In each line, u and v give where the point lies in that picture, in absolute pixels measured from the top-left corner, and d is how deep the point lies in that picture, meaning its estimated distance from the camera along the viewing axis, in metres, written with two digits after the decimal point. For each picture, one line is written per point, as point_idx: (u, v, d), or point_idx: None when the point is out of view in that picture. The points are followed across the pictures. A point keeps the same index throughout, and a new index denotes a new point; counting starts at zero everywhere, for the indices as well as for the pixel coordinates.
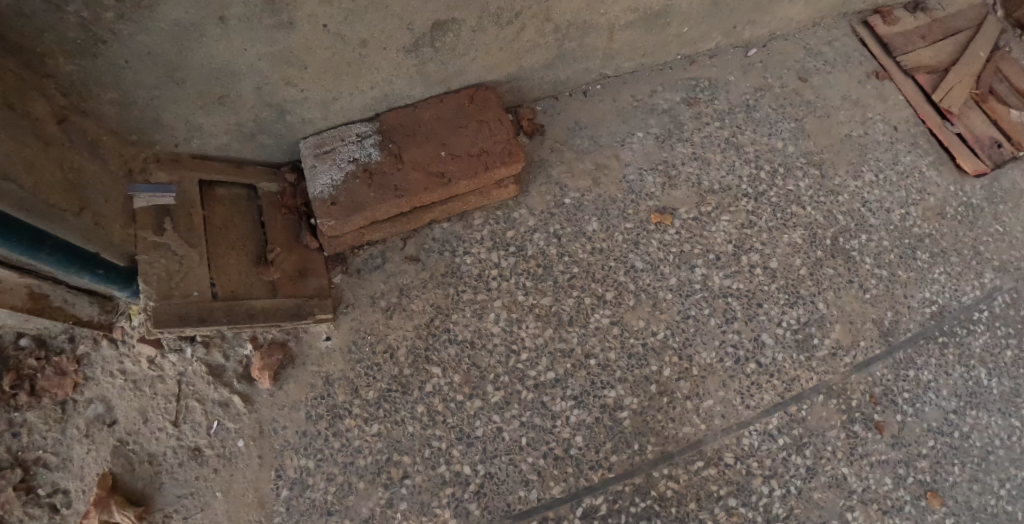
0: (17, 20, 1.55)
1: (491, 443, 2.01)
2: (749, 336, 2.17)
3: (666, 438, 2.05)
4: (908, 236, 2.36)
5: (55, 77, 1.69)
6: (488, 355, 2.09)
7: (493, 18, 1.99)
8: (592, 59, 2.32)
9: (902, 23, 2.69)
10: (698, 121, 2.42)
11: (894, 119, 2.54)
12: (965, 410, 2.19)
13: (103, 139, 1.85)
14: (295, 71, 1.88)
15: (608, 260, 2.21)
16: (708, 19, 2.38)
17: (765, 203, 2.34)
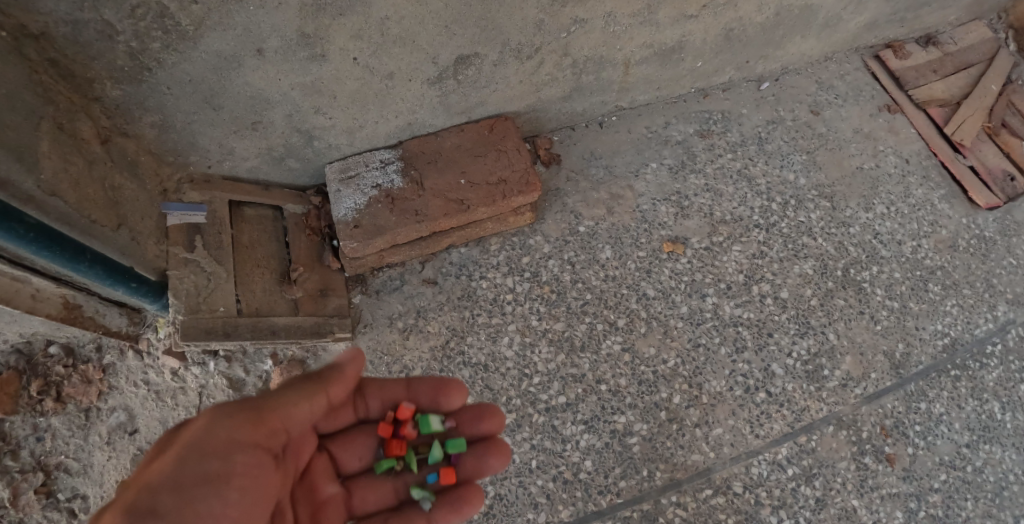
0: (71, 48, 1.66)
1: (502, 464, 2.04)
2: (759, 366, 2.19)
3: (675, 465, 2.07)
4: (920, 269, 2.38)
5: (101, 100, 1.80)
6: (501, 377, 2.14)
7: (514, 53, 2.08)
8: (608, 92, 2.40)
9: (913, 58, 2.75)
10: (711, 152, 2.48)
11: (906, 152, 2.57)
12: (978, 444, 2.18)
13: (141, 159, 1.97)
14: (325, 99, 1.97)
15: (620, 287, 2.26)
16: (721, 54, 2.44)
17: (776, 233, 2.37)
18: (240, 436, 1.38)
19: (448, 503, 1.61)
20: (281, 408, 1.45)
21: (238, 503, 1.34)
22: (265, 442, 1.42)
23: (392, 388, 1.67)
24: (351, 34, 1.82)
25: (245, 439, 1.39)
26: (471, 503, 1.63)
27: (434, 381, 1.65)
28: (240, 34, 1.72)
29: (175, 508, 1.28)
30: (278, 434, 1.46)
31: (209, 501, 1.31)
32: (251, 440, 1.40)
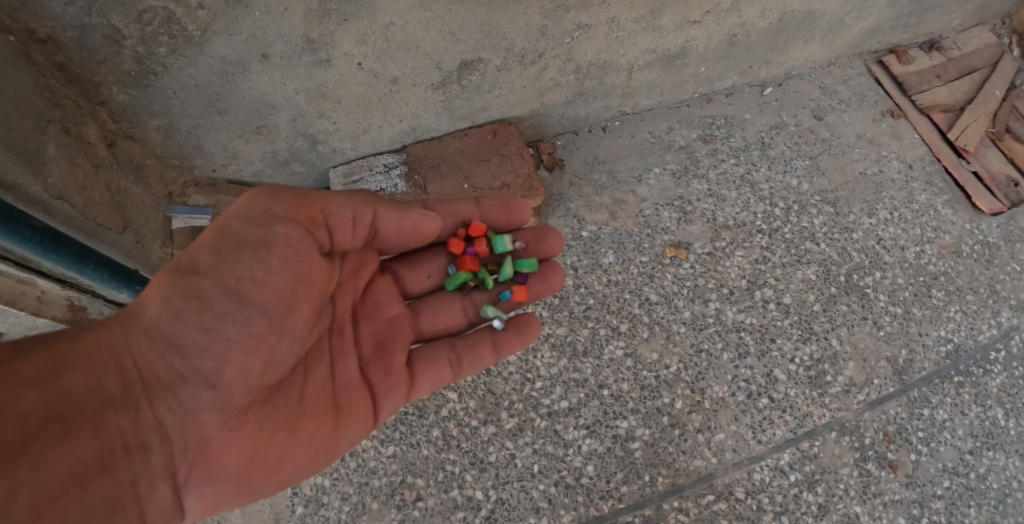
0: (79, 52, 1.67)
1: (504, 469, 2.04)
2: (762, 372, 2.19)
3: (677, 471, 2.07)
4: (923, 275, 2.38)
5: (108, 104, 1.81)
6: (504, 382, 2.14)
7: (517, 58, 2.09)
8: (611, 97, 2.41)
9: (917, 63, 2.75)
10: (714, 157, 2.48)
11: (909, 158, 2.57)
12: (981, 451, 2.18)
13: (147, 162, 2.00)
14: (329, 104, 1.98)
15: (623, 292, 2.26)
16: (725, 59, 2.45)
17: (779, 239, 2.37)
18: (283, 225, 1.46)
19: (516, 326, 1.75)
20: (326, 212, 1.55)
21: (274, 285, 1.44)
22: (312, 235, 1.51)
23: (462, 207, 1.78)
24: (356, 39, 1.83)
25: (294, 223, 1.48)
26: (528, 333, 1.77)
27: (511, 211, 1.81)
28: (246, 39, 1.74)
29: (225, 274, 1.40)
30: (325, 233, 1.55)
31: (252, 281, 1.41)
32: (292, 231, 1.47)
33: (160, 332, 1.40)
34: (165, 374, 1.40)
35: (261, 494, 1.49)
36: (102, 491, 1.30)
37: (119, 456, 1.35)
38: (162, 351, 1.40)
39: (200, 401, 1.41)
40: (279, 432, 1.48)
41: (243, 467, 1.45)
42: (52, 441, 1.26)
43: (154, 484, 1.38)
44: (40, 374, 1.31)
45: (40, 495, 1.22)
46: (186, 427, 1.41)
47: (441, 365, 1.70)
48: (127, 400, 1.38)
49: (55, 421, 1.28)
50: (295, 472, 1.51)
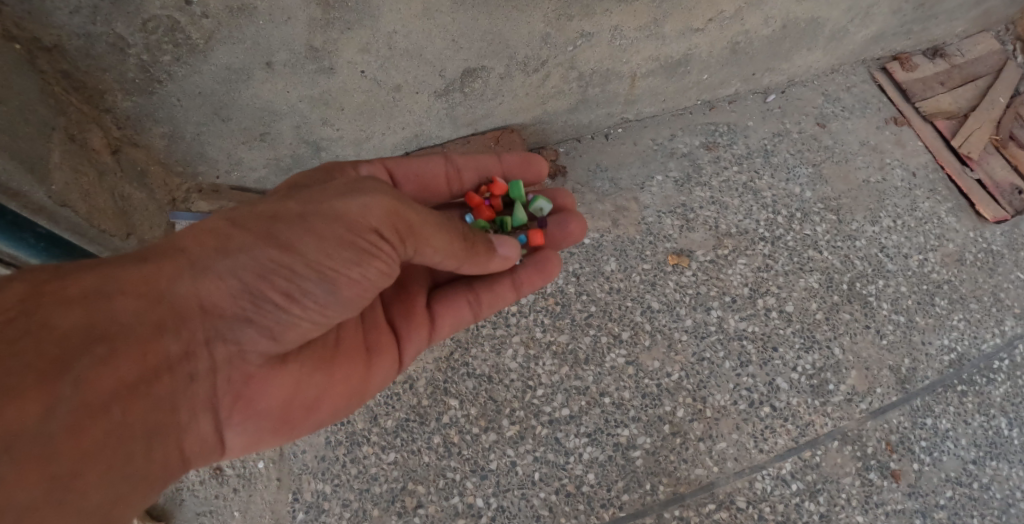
0: (84, 61, 1.68)
1: (505, 476, 2.04)
2: (764, 380, 2.19)
3: (678, 479, 2.06)
4: (926, 283, 2.37)
5: (112, 112, 1.82)
6: (505, 389, 2.14)
7: (520, 66, 2.09)
8: (614, 104, 2.41)
9: (920, 70, 2.75)
10: (717, 165, 2.48)
11: (913, 165, 2.56)
12: (984, 460, 2.17)
13: (151, 169, 2.02)
14: (332, 111, 1.99)
15: (625, 300, 2.26)
16: (728, 66, 2.44)
17: (782, 247, 2.37)
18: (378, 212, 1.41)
19: (534, 263, 1.82)
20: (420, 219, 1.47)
21: (352, 252, 1.38)
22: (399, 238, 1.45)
23: (485, 161, 1.93)
24: (359, 47, 1.83)
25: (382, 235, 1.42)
26: (550, 272, 1.85)
27: (524, 168, 1.97)
28: (249, 47, 1.74)
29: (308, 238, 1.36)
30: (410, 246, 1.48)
31: (331, 247, 1.37)
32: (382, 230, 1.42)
33: (232, 272, 1.33)
34: (227, 310, 1.34)
35: (295, 430, 1.57)
36: (145, 413, 1.25)
37: (167, 379, 1.28)
38: (229, 285, 1.33)
39: (254, 339, 1.38)
40: (315, 374, 1.54)
41: (281, 405, 1.50)
42: (97, 361, 1.17)
43: (195, 412, 1.36)
44: (94, 293, 1.22)
45: (79, 414, 1.14)
46: (237, 362, 1.39)
47: (460, 306, 1.79)
48: (185, 327, 1.29)
49: (102, 340, 1.19)
50: (329, 410, 1.59)
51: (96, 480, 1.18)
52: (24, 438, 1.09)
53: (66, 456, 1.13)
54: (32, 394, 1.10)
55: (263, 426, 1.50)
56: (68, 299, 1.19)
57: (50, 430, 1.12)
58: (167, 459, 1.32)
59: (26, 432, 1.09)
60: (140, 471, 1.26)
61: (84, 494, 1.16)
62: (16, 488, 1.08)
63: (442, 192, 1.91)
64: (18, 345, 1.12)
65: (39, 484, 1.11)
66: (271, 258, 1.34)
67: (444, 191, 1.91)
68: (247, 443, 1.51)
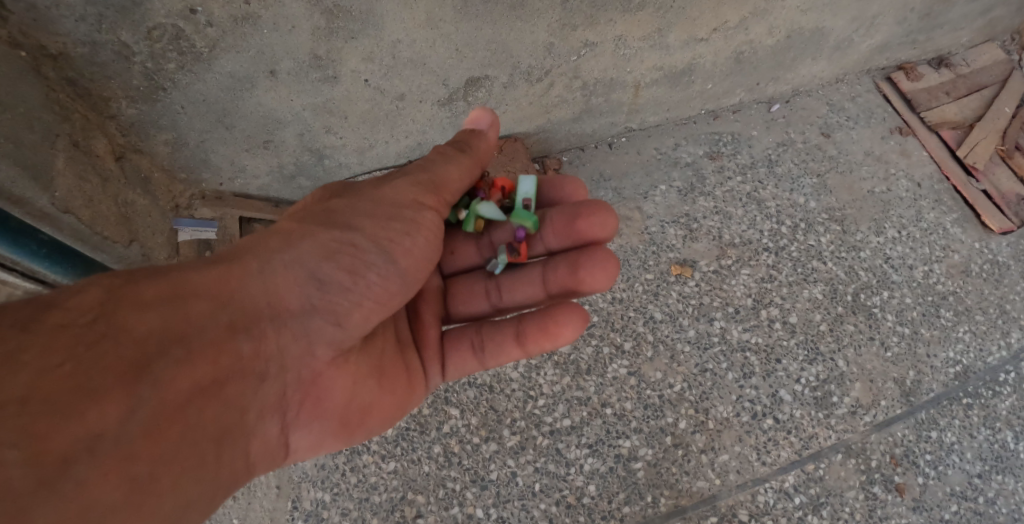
0: (89, 68, 1.68)
1: (505, 487, 2.03)
2: (767, 392, 2.17)
3: (680, 492, 2.05)
4: (931, 294, 2.35)
5: (117, 118, 1.82)
6: (506, 399, 2.13)
7: (524, 75, 2.09)
8: (617, 113, 2.41)
9: (925, 80, 2.74)
10: (720, 175, 2.47)
11: (918, 176, 2.55)
12: (990, 474, 2.14)
13: (155, 175, 2.02)
14: (336, 120, 1.99)
15: (627, 310, 2.25)
16: (731, 76, 2.44)
17: (786, 257, 2.35)
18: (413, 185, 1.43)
19: (539, 322, 1.58)
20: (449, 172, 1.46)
21: (402, 234, 1.40)
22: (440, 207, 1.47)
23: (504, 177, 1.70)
24: (363, 56, 1.83)
25: (425, 203, 1.44)
26: (558, 337, 1.58)
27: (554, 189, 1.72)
28: (254, 56, 1.75)
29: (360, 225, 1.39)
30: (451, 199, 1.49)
31: (386, 225, 1.40)
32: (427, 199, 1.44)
33: (291, 265, 1.35)
34: (292, 306, 1.35)
35: (352, 436, 1.54)
36: (220, 410, 1.25)
37: (239, 378, 1.28)
38: (291, 278, 1.35)
39: (320, 336, 1.38)
40: (371, 381, 1.50)
41: (342, 408, 1.47)
42: (175, 361, 1.19)
43: (263, 413, 1.35)
44: (169, 290, 1.23)
45: (156, 414, 1.16)
46: (301, 360, 1.38)
47: (464, 348, 1.66)
48: (255, 324, 1.31)
49: (179, 339, 1.20)
50: (381, 420, 1.55)
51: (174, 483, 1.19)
52: (106, 436, 1.10)
53: (146, 458, 1.15)
54: (116, 394, 1.11)
55: (327, 430, 1.47)
56: (147, 295, 1.20)
57: (130, 430, 1.13)
58: (236, 460, 1.31)
59: (107, 430, 1.10)
60: (212, 474, 1.26)
61: (161, 496, 1.17)
62: (100, 490, 1.09)
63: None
64: (100, 344, 1.12)
65: (118, 485, 1.11)
66: (334, 246, 1.37)
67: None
68: (308, 448, 1.48)
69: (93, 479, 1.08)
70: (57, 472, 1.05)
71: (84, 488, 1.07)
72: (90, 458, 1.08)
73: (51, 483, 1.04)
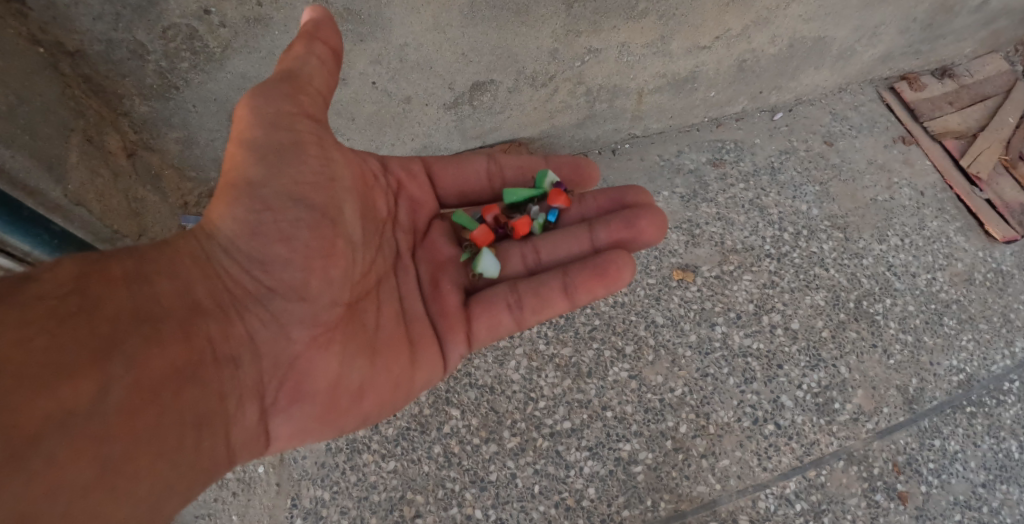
0: (105, 66, 1.73)
1: (504, 488, 2.03)
2: (768, 397, 2.16)
3: (679, 496, 2.04)
4: (934, 302, 2.35)
5: (130, 116, 1.87)
6: (507, 400, 2.14)
7: (528, 80, 2.13)
8: (621, 120, 2.44)
9: (928, 90, 2.75)
10: (723, 182, 2.48)
11: (921, 185, 2.55)
12: (994, 484, 2.12)
13: (165, 173, 2.06)
14: (343, 122, 2.05)
15: (629, 314, 2.26)
16: (734, 84, 2.46)
17: (787, 263, 2.36)
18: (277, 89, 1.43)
19: (590, 266, 1.62)
20: (308, 75, 1.46)
21: (321, 185, 1.50)
22: (322, 123, 1.50)
23: (530, 160, 1.88)
24: (371, 59, 1.88)
25: (298, 111, 1.45)
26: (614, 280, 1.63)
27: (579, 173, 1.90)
28: (264, 57, 1.79)
29: (272, 179, 1.44)
30: (325, 112, 1.52)
31: (294, 177, 1.45)
32: (303, 107, 1.46)
33: (239, 249, 1.46)
34: (252, 291, 1.47)
35: (343, 421, 1.53)
36: (193, 394, 1.33)
37: (209, 363, 1.38)
38: (243, 263, 1.47)
39: (286, 311, 1.47)
40: (358, 356, 1.52)
41: (326, 389, 1.48)
42: (145, 340, 1.30)
43: (241, 399, 1.41)
44: (135, 276, 1.36)
45: (129, 393, 1.25)
46: (275, 342, 1.47)
47: (496, 308, 1.65)
48: (218, 310, 1.43)
49: (146, 322, 1.33)
50: (375, 400, 1.54)
51: (149, 465, 1.25)
52: (77, 413, 1.19)
53: (118, 435, 1.22)
54: (88, 371, 1.22)
55: (312, 415, 1.48)
56: (114, 280, 1.33)
57: (104, 408, 1.22)
58: (215, 448, 1.36)
59: (78, 407, 1.19)
60: (190, 458, 1.31)
61: (136, 477, 1.23)
62: (72, 467, 1.16)
63: (482, 188, 1.88)
64: (72, 323, 1.24)
65: (90, 463, 1.18)
66: (263, 214, 1.44)
67: (476, 182, 1.87)
68: (296, 434, 1.49)
69: (64, 454, 1.16)
70: (25, 448, 1.13)
71: (55, 462, 1.15)
72: (60, 433, 1.16)
73: (21, 459, 1.12)
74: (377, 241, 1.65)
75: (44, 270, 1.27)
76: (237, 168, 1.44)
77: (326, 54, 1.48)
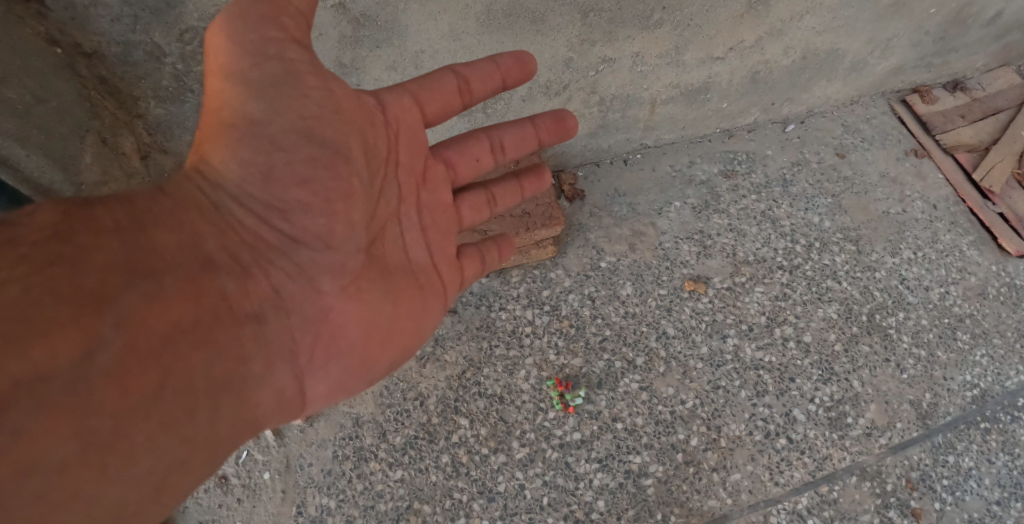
0: (121, 67, 1.72)
1: (513, 500, 2.01)
2: (780, 411, 2.15)
3: (690, 510, 2.02)
4: (948, 316, 2.33)
5: (144, 118, 1.87)
6: (516, 410, 2.12)
7: (542, 89, 2.13)
8: (633, 130, 2.44)
9: (941, 103, 2.75)
10: (735, 193, 2.48)
11: (933, 198, 2.55)
12: (1009, 502, 2.08)
13: (177, 176, 2.06)
14: None
15: (640, 325, 2.24)
16: (747, 95, 2.46)
17: (800, 276, 2.35)
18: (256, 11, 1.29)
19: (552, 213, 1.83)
20: None
21: (328, 120, 1.41)
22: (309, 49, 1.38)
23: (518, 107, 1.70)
24: (386, 65, 1.89)
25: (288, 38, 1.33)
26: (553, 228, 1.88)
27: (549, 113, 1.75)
28: None
29: (276, 117, 1.35)
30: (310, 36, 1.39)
31: (296, 115, 1.36)
32: (288, 32, 1.33)
33: (251, 198, 1.38)
34: (270, 242, 1.40)
35: (368, 369, 1.50)
36: (199, 352, 1.28)
37: (217, 320, 1.31)
38: (255, 212, 1.39)
39: (302, 261, 1.42)
40: (385, 302, 1.50)
41: (359, 340, 1.47)
42: (140, 297, 1.23)
43: (269, 360, 1.36)
44: (130, 227, 1.28)
45: (122, 353, 1.18)
46: (299, 296, 1.41)
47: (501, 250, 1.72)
48: (233, 265, 1.36)
49: (143, 276, 1.25)
50: (398, 348, 1.53)
51: (147, 437, 1.20)
52: (55, 378, 1.11)
53: (106, 401, 1.16)
54: (72, 329, 1.14)
55: (338, 364, 1.45)
56: (105, 230, 1.24)
57: (90, 371, 1.15)
58: (234, 410, 1.31)
59: (57, 370, 1.12)
60: (202, 426, 1.26)
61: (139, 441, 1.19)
62: (52, 438, 1.10)
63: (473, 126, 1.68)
64: (52, 276, 1.16)
65: (74, 435, 1.12)
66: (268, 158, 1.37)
67: (456, 105, 1.64)
68: (327, 389, 1.45)
69: (39, 425, 1.09)
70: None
71: (29, 435, 1.08)
72: (35, 401, 1.09)
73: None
74: (386, 188, 1.54)
75: (24, 215, 1.18)
76: (232, 105, 1.34)
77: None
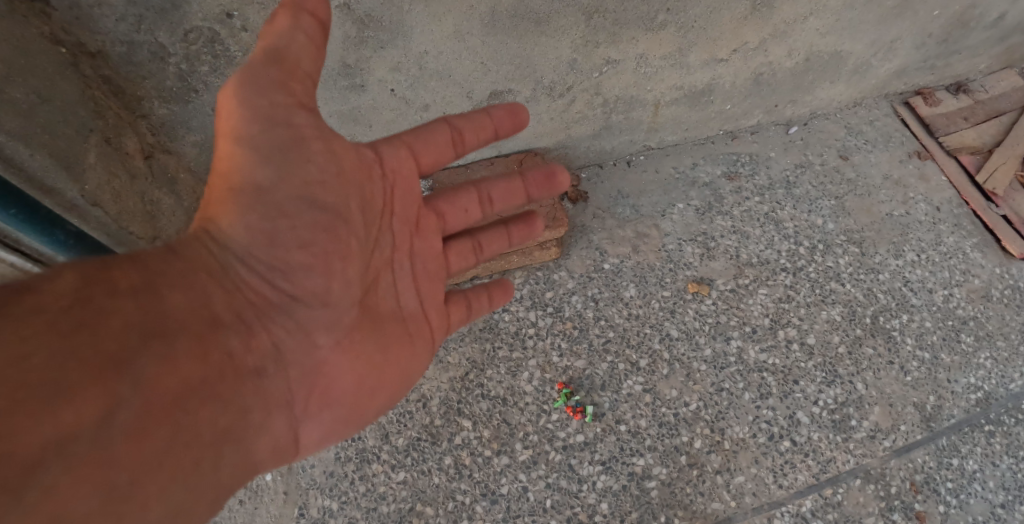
0: (126, 67, 1.72)
1: (516, 502, 2.00)
2: (784, 414, 2.14)
3: (694, 513, 2.01)
4: (951, 319, 2.33)
5: (148, 118, 1.86)
6: (520, 412, 2.11)
7: (546, 90, 2.12)
8: (637, 131, 2.43)
9: (943, 106, 2.76)
10: (738, 195, 2.48)
11: (936, 200, 2.55)
12: (1014, 504, 2.08)
13: (180, 176, 2.07)
14: (361, 128, 2.05)
15: (643, 327, 2.24)
16: (750, 97, 2.46)
17: (803, 278, 2.35)
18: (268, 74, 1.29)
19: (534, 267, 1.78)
20: (297, 55, 1.32)
21: (331, 185, 1.41)
22: (315, 111, 1.38)
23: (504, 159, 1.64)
24: (391, 66, 1.88)
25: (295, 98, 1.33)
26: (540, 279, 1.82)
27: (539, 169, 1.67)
28: None
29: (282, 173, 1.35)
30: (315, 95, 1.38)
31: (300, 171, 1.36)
32: (297, 96, 1.34)
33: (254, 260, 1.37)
34: (272, 300, 1.39)
35: (362, 416, 1.50)
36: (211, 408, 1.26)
37: (226, 375, 1.30)
38: (258, 273, 1.38)
39: (302, 316, 1.42)
40: (377, 353, 1.51)
41: (351, 392, 1.47)
42: (155, 357, 1.20)
43: (269, 410, 1.35)
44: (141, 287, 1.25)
45: (139, 412, 1.16)
46: (299, 352, 1.41)
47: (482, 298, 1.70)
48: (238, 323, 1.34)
49: (155, 334, 1.22)
50: (388, 395, 1.53)
51: (162, 492, 1.17)
52: (78, 439, 1.09)
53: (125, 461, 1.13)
54: (94, 388, 1.12)
55: (332, 415, 1.45)
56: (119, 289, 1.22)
57: (111, 430, 1.13)
58: (240, 461, 1.29)
59: (81, 432, 1.09)
60: (211, 477, 1.24)
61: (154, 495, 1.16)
62: (75, 496, 1.07)
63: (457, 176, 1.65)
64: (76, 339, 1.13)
65: (97, 490, 1.09)
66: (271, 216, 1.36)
67: (449, 155, 1.62)
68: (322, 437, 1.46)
69: (64, 482, 1.06)
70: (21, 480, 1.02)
71: (53, 492, 1.05)
72: (62, 465, 1.06)
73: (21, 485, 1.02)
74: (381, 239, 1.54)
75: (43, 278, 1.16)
76: (239, 168, 1.33)
77: (315, 28, 1.34)
